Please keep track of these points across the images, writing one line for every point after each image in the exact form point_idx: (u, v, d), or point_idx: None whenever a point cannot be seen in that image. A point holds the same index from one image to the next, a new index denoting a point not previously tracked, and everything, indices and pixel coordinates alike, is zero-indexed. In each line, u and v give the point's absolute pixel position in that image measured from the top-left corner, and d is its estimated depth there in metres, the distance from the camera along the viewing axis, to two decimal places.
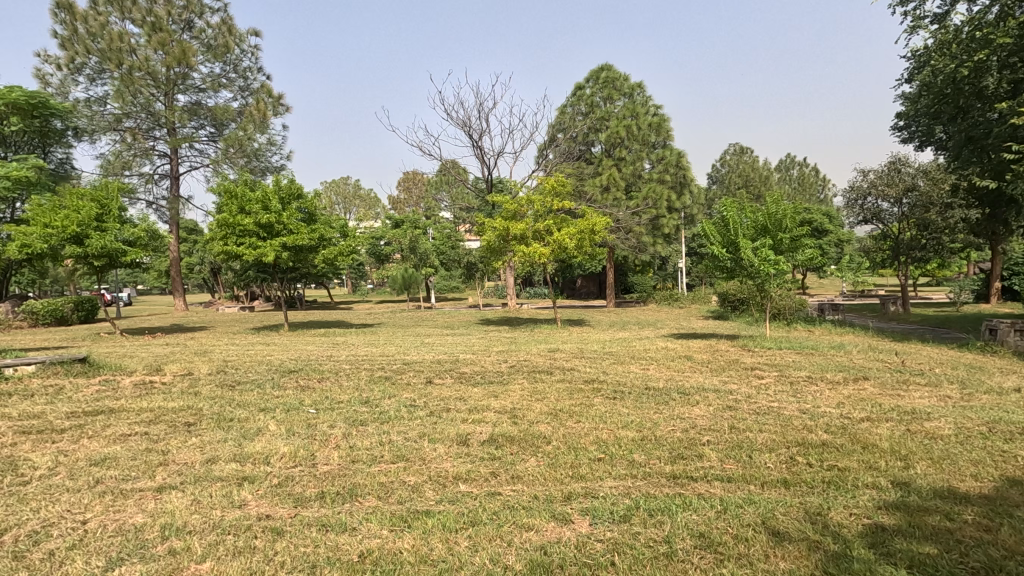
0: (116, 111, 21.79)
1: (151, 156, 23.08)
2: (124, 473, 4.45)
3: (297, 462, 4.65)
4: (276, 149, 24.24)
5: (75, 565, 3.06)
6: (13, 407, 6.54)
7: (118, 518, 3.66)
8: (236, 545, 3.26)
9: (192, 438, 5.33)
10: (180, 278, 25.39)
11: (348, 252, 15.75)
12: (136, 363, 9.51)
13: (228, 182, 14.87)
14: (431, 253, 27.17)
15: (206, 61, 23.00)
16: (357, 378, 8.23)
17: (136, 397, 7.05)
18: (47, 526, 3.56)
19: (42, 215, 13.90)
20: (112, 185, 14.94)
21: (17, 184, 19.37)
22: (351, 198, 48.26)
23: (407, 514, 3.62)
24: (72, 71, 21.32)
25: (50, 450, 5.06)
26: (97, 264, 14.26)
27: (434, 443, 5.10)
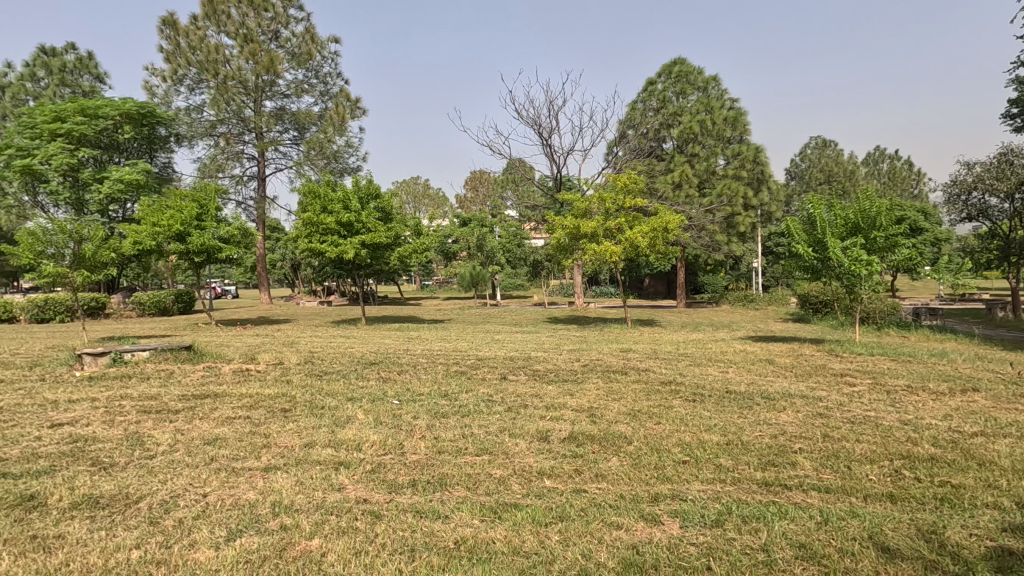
0: (212, 118, 23.54)
1: (242, 159, 24.71)
2: (234, 453, 4.83)
3: (387, 450, 4.88)
4: (353, 150, 25.33)
5: (202, 533, 3.36)
6: (134, 389, 7.27)
7: (232, 493, 3.98)
8: (340, 525, 3.46)
9: (289, 423, 5.70)
10: (265, 273, 27.13)
11: (421, 250, 16.26)
12: (233, 352, 10.28)
13: (312, 182, 15.71)
14: (498, 250, 27.76)
15: (291, 68, 24.37)
16: (435, 371, 8.49)
17: (236, 383, 7.63)
18: (174, 497, 3.93)
19: (150, 214, 15.25)
20: (210, 187, 16.16)
21: (128, 185, 21.44)
22: (421, 198, 49.89)
23: (497, 506, 3.71)
24: (175, 82, 23.30)
25: (168, 428, 5.59)
26: (197, 259, 15.48)
27: (516, 438, 5.19)
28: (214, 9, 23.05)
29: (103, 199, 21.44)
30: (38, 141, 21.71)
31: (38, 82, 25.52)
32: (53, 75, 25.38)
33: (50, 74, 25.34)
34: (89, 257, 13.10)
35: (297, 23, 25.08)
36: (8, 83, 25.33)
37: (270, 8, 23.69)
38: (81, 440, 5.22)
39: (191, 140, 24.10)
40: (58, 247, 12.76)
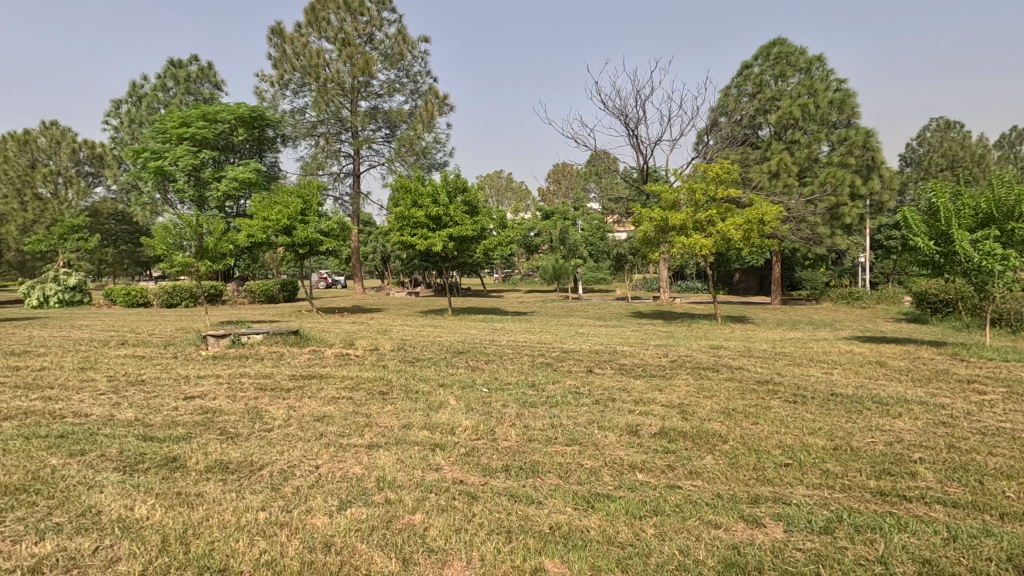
0: (314, 119, 25.16)
1: (339, 157, 26.22)
2: (340, 430, 5.20)
3: (480, 436, 5.04)
4: (441, 146, 26.12)
5: (318, 502, 3.65)
6: (252, 368, 8.03)
7: (341, 467, 4.29)
8: (439, 503, 3.63)
9: (388, 405, 6.04)
10: (360, 265, 28.73)
11: (506, 243, 16.51)
12: (334, 337, 11.03)
13: (403, 177, 16.39)
14: (581, 244, 28.14)
15: (384, 69, 25.49)
16: (521, 362, 8.60)
17: (338, 366, 8.20)
18: (291, 466, 4.31)
19: (261, 210, 16.61)
20: (313, 184, 17.34)
21: (241, 183, 23.45)
22: (504, 191, 50.60)
23: (590, 496, 3.73)
24: (281, 87, 25.09)
25: (282, 404, 6.12)
26: (301, 251, 16.69)
27: (605, 431, 5.16)
28: (316, 16, 24.59)
29: (221, 197, 23.65)
30: (169, 145, 24.31)
31: (167, 92, 28.49)
32: (180, 85, 28.26)
33: (178, 84, 28.21)
34: (210, 249, 14.55)
35: (390, 24, 26.17)
36: (144, 93, 28.50)
37: (366, 12, 24.91)
38: (210, 412, 5.83)
39: (295, 141, 25.92)
40: (185, 240, 14.27)
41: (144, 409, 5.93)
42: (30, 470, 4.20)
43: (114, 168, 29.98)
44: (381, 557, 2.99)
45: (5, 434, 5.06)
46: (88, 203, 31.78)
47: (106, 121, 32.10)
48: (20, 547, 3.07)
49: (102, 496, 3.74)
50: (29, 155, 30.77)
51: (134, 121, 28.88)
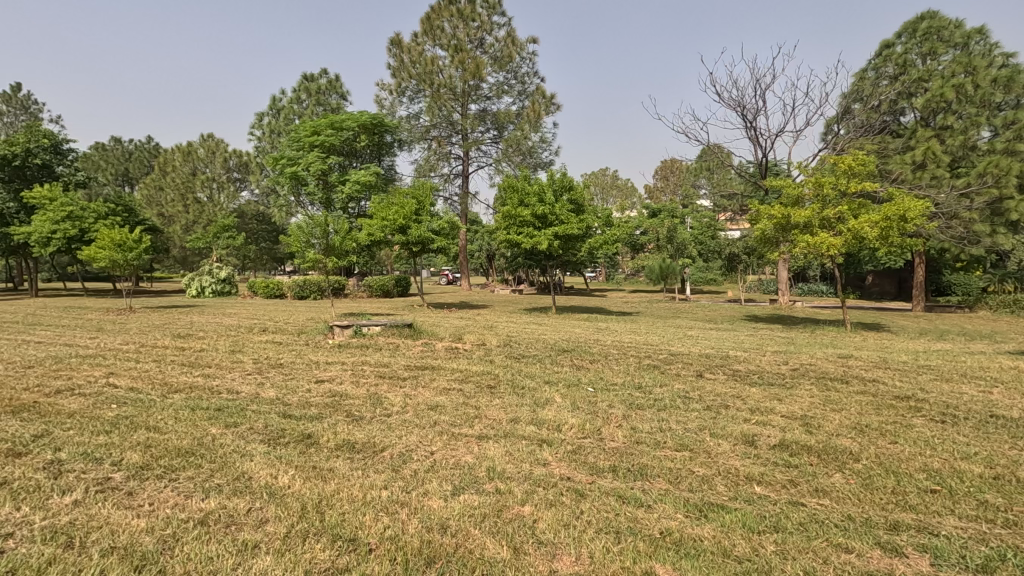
0: (427, 123, 26.47)
1: (449, 159, 27.37)
2: (452, 420, 5.46)
3: (586, 434, 5.04)
4: (547, 146, 26.31)
5: (433, 486, 3.87)
6: (372, 357, 8.67)
7: (453, 454, 4.51)
8: (548, 497, 3.69)
9: (495, 399, 6.23)
10: (466, 262, 29.81)
11: (613, 241, 16.27)
12: (444, 331, 11.57)
13: (510, 176, 16.71)
14: (690, 243, 26.66)
15: (493, 72, 26.16)
16: (627, 363, 8.45)
17: (449, 358, 8.59)
18: (409, 451, 4.60)
19: (379, 210, 17.79)
20: (426, 185, 18.30)
21: (362, 186, 25.27)
22: (609, 189, 49.84)
23: (702, 504, 3.60)
24: (399, 94, 26.66)
25: (400, 392, 6.55)
26: (415, 249, 17.66)
27: (718, 439, 4.93)
28: (431, 25, 25.81)
29: (345, 199, 25.74)
30: (302, 152, 26.90)
31: (301, 103, 31.45)
32: (312, 97, 31.03)
33: (310, 96, 31.00)
34: (335, 247, 15.88)
35: (500, 28, 26.79)
36: (282, 106, 31.69)
37: (477, 17, 25.69)
38: (338, 395, 6.40)
39: (410, 145, 27.43)
40: (315, 238, 15.70)
41: (284, 389, 6.64)
42: (196, 437, 4.88)
43: (257, 174, 33.70)
44: (493, 543, 3.11)
45: (176, 404, 5.93)
46: (236, 205, 36.04)
47: (251, 132, 36.15)
48: (192, 502, 3.60)
49: (252, 464, 4.25)
50: (191, 164, 35.43)
51: (273, 131, 32.25)
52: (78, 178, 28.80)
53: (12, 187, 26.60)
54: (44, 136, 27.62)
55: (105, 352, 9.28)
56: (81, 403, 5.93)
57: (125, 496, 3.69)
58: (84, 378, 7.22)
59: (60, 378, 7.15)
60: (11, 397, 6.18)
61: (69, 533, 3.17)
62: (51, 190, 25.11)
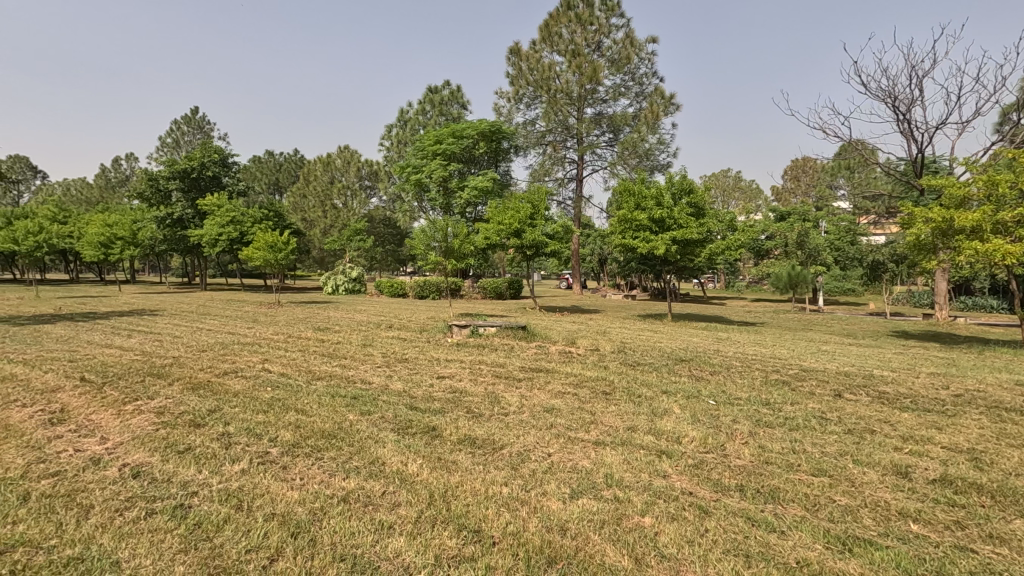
0: (543, 129, 26.88)
1: (564, 163, 27.56)
2: (568, 423, 5.49)
3: (709, 449, 4.81)
4: (664, 148, 25.48)
5: (551, 487, 3.92)
6: (488, 357, 8.96)
7: (571, 458, 4.53)
8: (669, 511, 3.57)
9: (611, 405, 6.16)
10: (578, 266, 29.80)
11: (737, 246, 15.31)
12: (557, 334, 11.67)
13: (627, 180, 16.39)
14: (824, 249, 24.41)
15: (610, 74, 25.86)
16: (751, 377, 7.92)
17: (563, 362, 8.64)
18: (527, 450, 4.71)
19: (495, 214, 18.34)
20: (542, 190, 18.57)
21: (479, 191, 26.25)
22: (731, 191, 47.10)
23: (845, 536, 3.28)
24: (516, 102, 27.32)
25: (515, 392, 6.71)
26: (529, 252, 17.97)
27: (863, 467, 4.45)
28: (550, 32, 26.13)
29: (463, 204, 26.92)
30: (426, 160, 28.55)
31: (426, 114, 33.36)
32: (435, 107, 32.78)
33: (434, 107, 32.79)
34: (455, 249, 16.66)
35: (618, 30, 26.40)
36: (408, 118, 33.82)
37: (595, 21, 25.57)
38: (458, 391, 6.71)
39: (526, 150, 28.01)
40: (436, 241, 16.59)
41: (409, 383, 7.11)
42: (336, 421, 5.39)
43: (386, 181, 36.36)
44: (613, 551, 3.09)
45: (319, 390, 6.59)
46: (366, 210, 39.17)
47: (381, 143, 39.03)
48: (335, 480, 3.98)
49: (385, 450, 4.61)
50: (330, 174, 39.05)
51: (401, 142, 34.56)
52: (240, 188, 33.01)
53: (190, 197, 31.13)
54: (215, 151, 32.03)
55: (260, 340, 10.55)
56: (244, 385, 6.81)
57: (281, 470, 4.18)
58: (245, 362, 8.28)
59: (227, 362, 8.27)
60: (191, 376, 7.25)
61: (238, 497, 3.66)
62: (219, 198, 29.02)
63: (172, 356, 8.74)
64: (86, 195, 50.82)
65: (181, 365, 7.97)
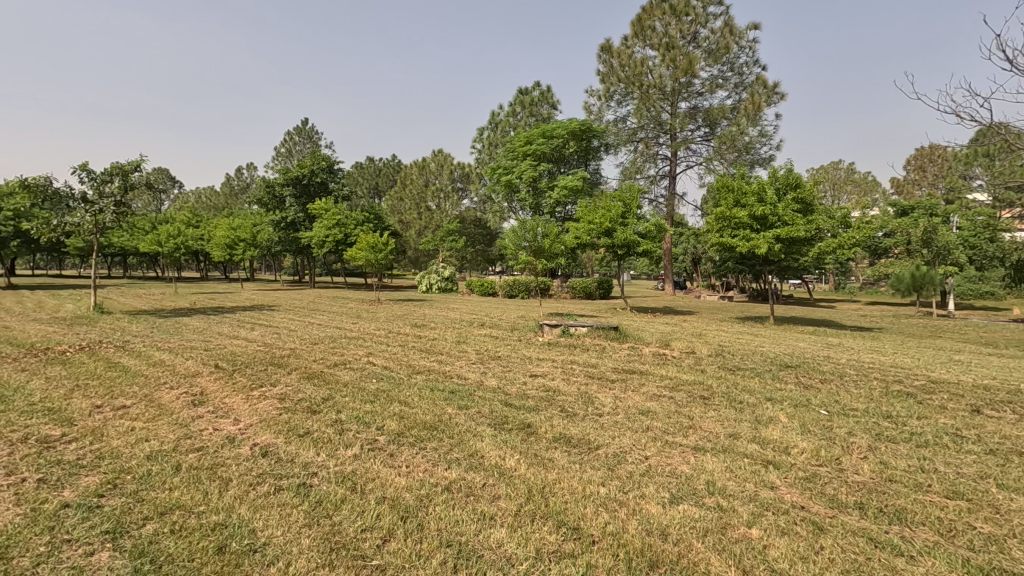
0: (635, 126, 26.31)
1: (656, 160, 26.81)
2: (665, 427, 5.35)
3: (822, 462, 4.49)
4: (766, 140, 24.01)
5: (650, 490, 3.85)
6: (580, 356, 8.94)
7: (669, 462, 4.42)
8: (779, 524, 3.38)
9: (711, 411, 5.93)
10: (670, 266, 28.84)
11: (851, 245, 14.05)
12: (650, 335, 11.40)
13: (725, 175, 15.61)
14: (956, 246, 21.71)
15: (707, 66, 24.76)
16: (869, 387, 7.26)
17: (657, 364, 8.42)
18: (623, 452, 4.66)
19: (586, 214, 18.17)
20: (634, 188, 18.19)
21: (569, 191, 26.20)
22: (842, 184, 43.36)
23: (988, 568, 2.95)
24: (607, 99, 26.94)
25: (609, 393, 6.65)
26: (620, 252, 17.66)
27: (1009, 493, 3.95)
28: (642, 26, 25.47)
29: (553, 203, 27.01)
30: (516, 161, 28.98)
31: (516, 116, 33.82)
32: (526, 109, 33.11)
33: (524, 108, 33.13)
34: (546, 249, 16.75)
35: (716, 18, 25.20)
36: (499, 120, 34.50)
37: (691, 11, 24.60)
38: (551, 390, 6.76)
39: (617, 148, 27.55)
40: (527, 241, 16.78)
41: (504, 380, 7.26)
42: (436, 414, 5.64)
43: (477, 183, 37.30)
44: (718, 560, 2.99)
45: (420, 384, 6.93)
46: (458, 211, 40.40)
47: (473, 146, 40.07)
48: (437, 470, 4.18)
49: (483, 444, 4.75)
50: (425, 177, 40.68)
51: (492, 144, 35.28)
52: (344, 192, 35.30)
53: (301, 202, 33.80)
54: (323, 159, 34.30)
55: (364, 335, 11.26)
56: (352, 376, 7.30)
57: (389, 457, 4.45)
58: (352, 355, 8.89)
59: (336, 354, 8.90)
60: (307, 366, 7.91)
61: (352, 479, 3.95)
62: (326, 202, 31.24)
63: (289, 347, 9.58)
64: (215, 202, 56.74)
65: (297, 356, 8.71)
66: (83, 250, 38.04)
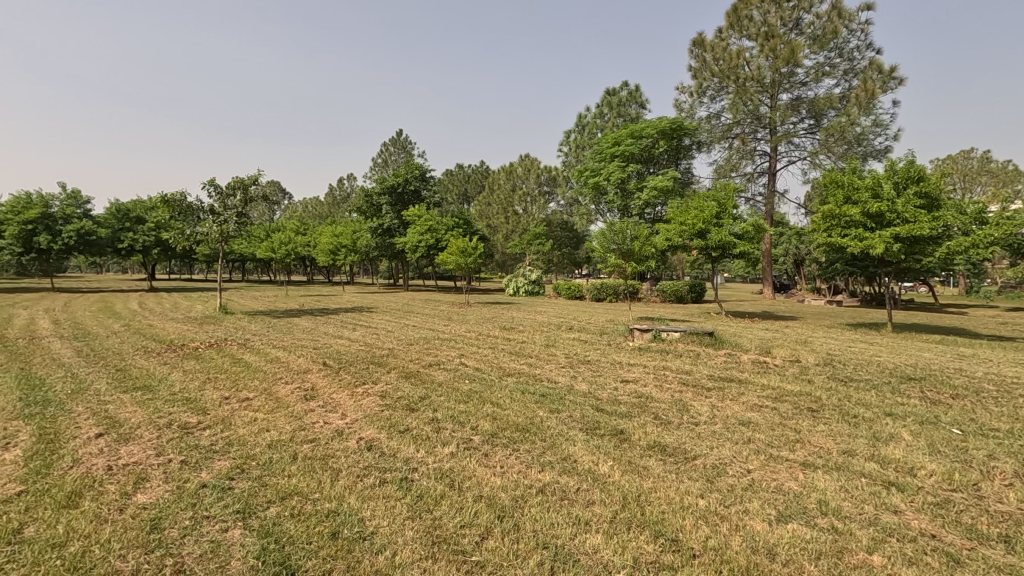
0: (730, 122, 25.08)
1: (754, 157, 25.39)
2: (769, 439, 5.05)
3: (956, 487, 4.02)
4: (882, 129, 21.94)
5: (754, 506, 3.65)
6: (673, 362, 8.67)
7: (774, 477, 4.17)
8: (906, 553, 3.08)
9: (820, 424, 5.52)
10: (770, 268, 27.15)
11: (987, 243, 12.46)
12: (748, 342, 10.80)
13: (833, 171, 14.48)
14: None
15: (812, 53, 23.08)
16: (1013, 405, 6.39)
17: (757, 373, 7.96)
18: (723, 463, 4.46)
19: (677, 215, 17.55)
20: (729, 186, 17.36)
21: (659, 191, 25.45)
22: (975, 175, 38.65)
23: None
24: (699, 95, 25.94)
25: (705, 402, 6.39)
26: (714, 254, 16.88)
27: None
28: (738, 17, 24.23)
29: (642, 205, 26.39)
30: (604, 163, 28.71)
31: (604, 117, 33.44)
32: (613, 110, 32.65)
33: (612, 109, 32.68)
34: (635, 252, 16.39)
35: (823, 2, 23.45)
36: (587, 122, 34.31)
37: None
38: (644, 397, 6.60)
39: (710, 146, 26.38)
40: (615, 244, 16.52)
41: (594, 385, 7.19)
42: (528, 416, 5.72)
43: (564, 186, 37.23)
44: None
45: (510, 386, 7.04)
46: (545, 215, 40.55)
47: (560, 149, 40.05)
48: (531, 472, 4.23)
49: (576, 448, 4.75)
50: (512, 181, 41.17)
51: (579, 146, 35.13)
52: (436, 199, 36.62)
53: (396, 209, 35.53)
54: (416, 167, 35.90)
55: (456, 337, 11.62)
56: (446, 376, 7.57)
57: (484, 456, 4.57)
58: (445, 356, 9.22)
59: (431, 355, 9.26)
60: (404, 366, 8.30)
61: (451, 476, 4.11)
62: (420, 209, 32.59)
63: (388, 347, 10.11)
64: (319, 211, 61.07)
65: (395, 356, 9.19)
66: (210, 257, 42.43)
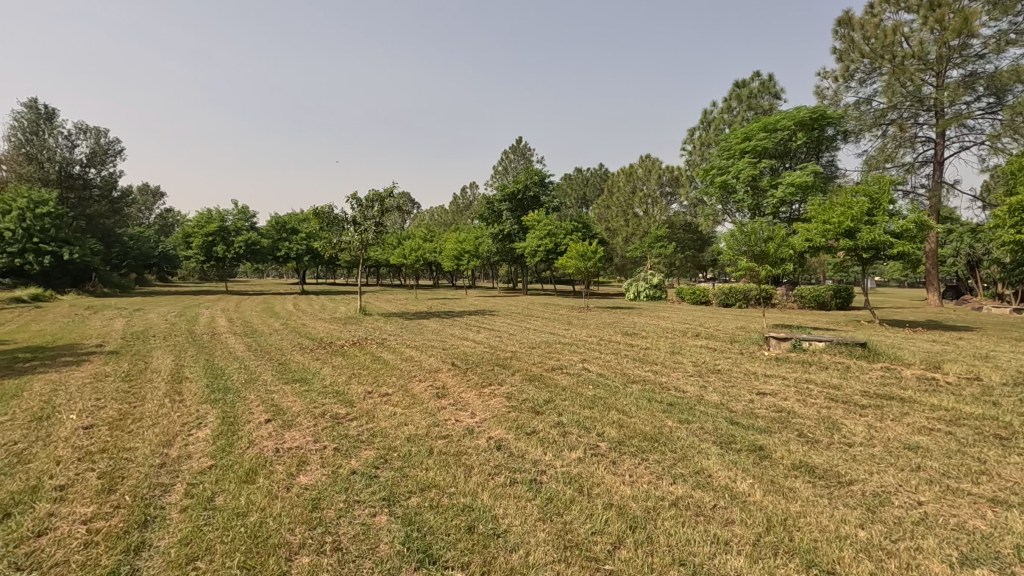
0: (884, 106, 22.33)
1: (914, 144, 22.33)
2: (944, 468, 4.39)
3: None
4: None
5: (929, 544, 3.19)
6: (817, 375, 7.88)
7: (953, 513, 3.61)
8: None
9: (1012, 455, 4.67)
10: (936, 271, 23.65)
11: None
12: (911, 355, 9.48)
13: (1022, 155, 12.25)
14: None
15: (992, 20, 19.77)
16: None
17: (924, 391, 6.95)
18: (886, 492, 3.96)
19: (820, 212, 15.95)
20: (884, 179, 15.44)
21: (796, 188, 23.34)
22: None
23: None
24: (846, 79, 23.43)
25: (860, 421, 5.72)
26: (865, 255, 15.09)
27: None
28: None
29: (776, 203, 24.47)
30: (733, 161, 27.19)
31: (732, 112, 31.51)
32: (743, 103, 30.63)
33: (741, 103, 30.69)
34: (770, 254, 15.18)
35: None
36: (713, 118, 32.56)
37: None
38: (785, 411, 6.07)
39: (859, 135, 23.69)
40: (746, 247, 15.42)
41: (727, 396, 6.76)
42: (656, 426, 5.53)
43: (688, 185, 35.61)
44: None
45: (635, 393, 6.86)
46: (667, 216, 39.07)
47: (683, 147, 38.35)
48: (662, 484, 4.08)
49: (710, 462, 4.50)
50: (632, 183, 39.30)
51: (704, 144, 33.47)
52: (555, 204, 36.92)
53: (516, 214, 36.42)
54: (535, 173, 36.52)
55: (577, 341, 11.60)
56: (570, 381, 7.58)
57: (612, 464, 4.50)
58: (567, 360, 9.24)
59: (553, 359, 9.34)
60: (528, 368, 8.46)
61: (579, 481, 4.11)
62: (539, 214, 33.11)
63: (511, 350, 10.35)
64: (444, 219, 64.42)
65: (518, 358, 9.39)
66: (350, 264, 46.65)
